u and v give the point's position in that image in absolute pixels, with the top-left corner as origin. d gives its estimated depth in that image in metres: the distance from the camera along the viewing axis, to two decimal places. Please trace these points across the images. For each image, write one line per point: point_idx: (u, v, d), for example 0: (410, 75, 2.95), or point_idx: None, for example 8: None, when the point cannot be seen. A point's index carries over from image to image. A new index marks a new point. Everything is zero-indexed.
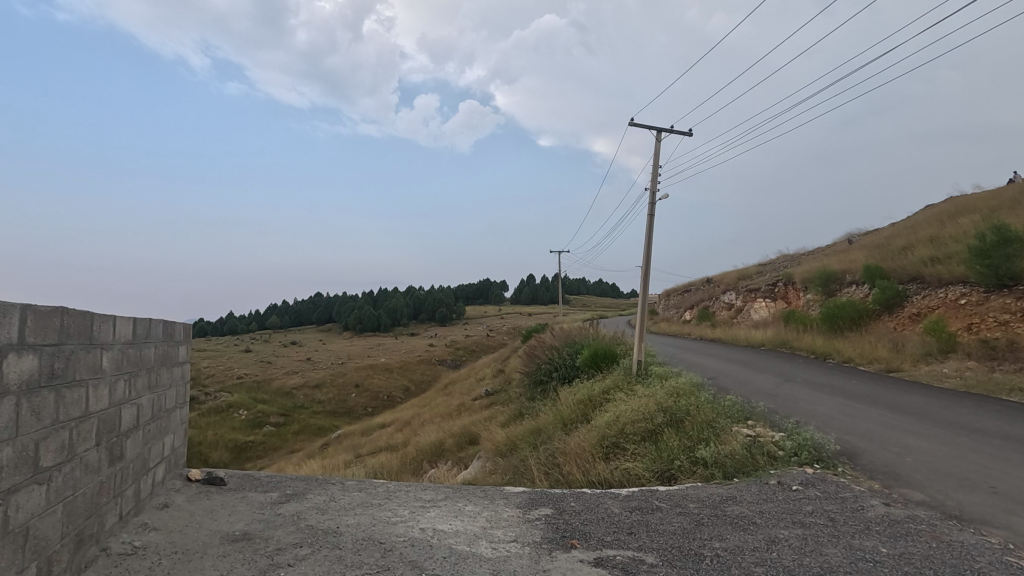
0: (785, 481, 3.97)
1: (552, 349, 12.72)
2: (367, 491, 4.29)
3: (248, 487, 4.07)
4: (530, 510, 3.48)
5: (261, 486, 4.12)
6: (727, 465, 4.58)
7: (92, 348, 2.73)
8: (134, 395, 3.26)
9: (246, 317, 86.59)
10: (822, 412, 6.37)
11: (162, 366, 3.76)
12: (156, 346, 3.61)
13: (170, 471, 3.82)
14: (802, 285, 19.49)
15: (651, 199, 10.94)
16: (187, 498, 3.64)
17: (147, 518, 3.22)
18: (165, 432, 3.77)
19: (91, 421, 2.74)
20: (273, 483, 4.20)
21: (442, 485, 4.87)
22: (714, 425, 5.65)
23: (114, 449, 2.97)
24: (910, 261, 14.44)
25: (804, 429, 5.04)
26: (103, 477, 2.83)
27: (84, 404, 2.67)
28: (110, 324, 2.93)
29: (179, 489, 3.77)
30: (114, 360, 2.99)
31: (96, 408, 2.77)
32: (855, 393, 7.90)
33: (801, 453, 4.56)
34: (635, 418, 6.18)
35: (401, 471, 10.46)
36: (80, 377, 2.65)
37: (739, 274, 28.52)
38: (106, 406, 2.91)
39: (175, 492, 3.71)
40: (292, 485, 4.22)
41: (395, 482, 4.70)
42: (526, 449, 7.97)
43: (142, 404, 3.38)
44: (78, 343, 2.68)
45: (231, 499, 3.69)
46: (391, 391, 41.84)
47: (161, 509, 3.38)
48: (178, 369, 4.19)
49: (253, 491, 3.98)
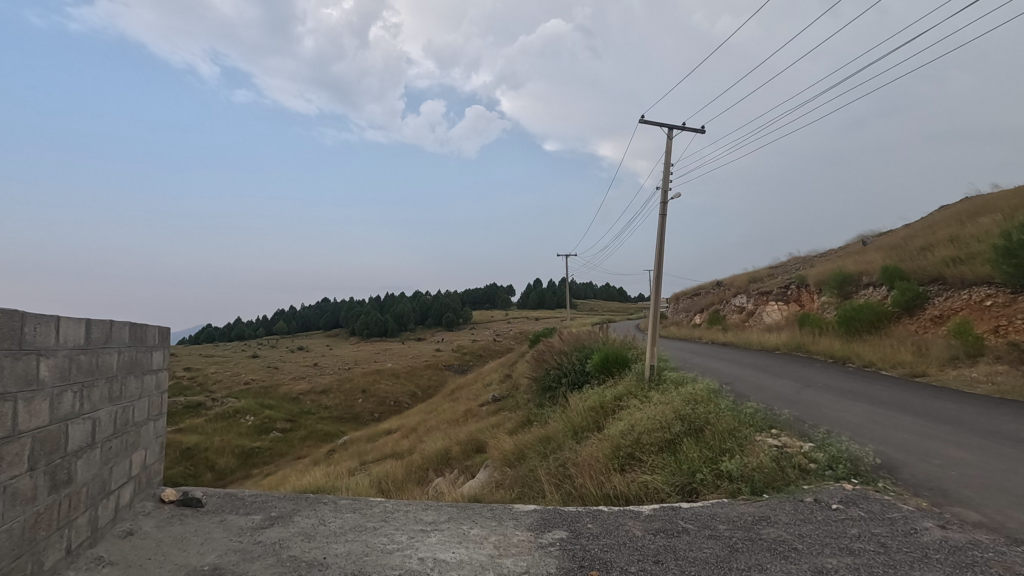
0: (822, 499, 3.60)
1: (562, 355, 12.38)
2: (363, 511, 3.95)
3: (228, 509, 3.78)
4: (542, 533, 3.14)
5: (244, 507, 3.82)
6: (755, 479, 4.21)
7: (20, 356, 2.44)
8: (89, 409, 3.02)
9: (253, 323, 86.86)
10: (850, 420, 5.99)
11: (130, 374, 3.51)
12: (121, 353, 3.37)
13: (138, 493, 3.58)
14: (816, 287, 19.01)
15: (663, 199, 10.62)
16: (157, 524, 3.38)
17: (103, 551, 2.97)
18: (133, 448, 3.53)
19: (23, 442, 2.47)
20: (259, 504, 3.91)
21: (446, 503, 4.55)
22: (738, 435, 5.29)
23: (57, 474, 2.71)
24: (931, 261, 13.98)
25: (836, 440, 4.67)
26: (40, 507, 2.57)
27: (11, 423, 2.39)
28: (49, 328, 2.65)
29: (149, 514, 3.52)
30: (56, 370, 2.73)
31: (28, 428, 2.49)
32: (880, 398, 7.51)
33: (836, 466, 4.19)
34: (651, 426, 5.82)
35: (405, 480, 10.11)
36: (6, 391, 2.38)
37: (750, 276, 28.04)
38: (46, 423, 2.64)
39: (143, 516, 3.46)
40: (279, 505, 3.92)
41: (394, 501, 4.37)
42: (535, 459, 7.61)
43: (100, 419, 3.14)
44: (5, 351, 2.40)
45: (207, 525, 3.40)
46: (398, 397, 41.58)
47: (123, 539, 3.13)
48: (153, 378, 3.98)
49: (233, 513, 3.69)
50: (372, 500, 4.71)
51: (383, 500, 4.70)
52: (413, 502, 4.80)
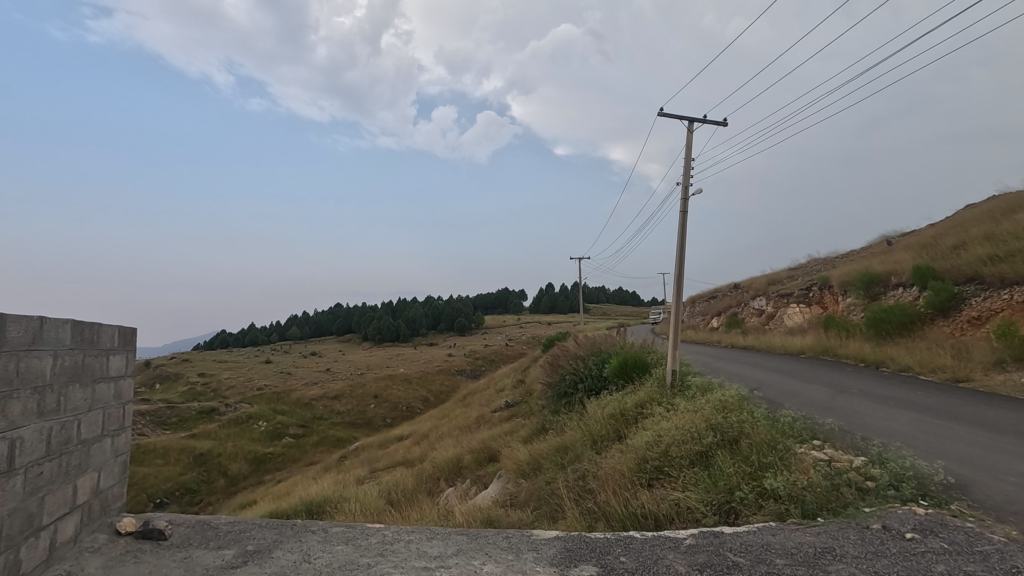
0: (891, 526, 3.09)
1: (577, 359, 11.89)
2: (358, 543, 3.54)
3: (194, 543, 3.53)
4: (568, 571, 2.67)
5: (214, 542, 3.54)
6: (807, 500, 3.69)
7: None
8: (8, 426, 2.74)
9: (268, 328, 87.51)
10: (899, 429, 5.44)
11: (70, 383, 3.26)
12: (56, 358, 3.10)
13: (86, 525, 3.36)
14: (840, 289, 18.30)
15: (683, 195, 10.14)
16: (105, 563, 3.15)
17: None
18: (76, 472, 3.29)
19: None
20: (234, 536, 3.64)
21: (453, 530, 4.11)
22: (778, 447, 4.78)
23: None
24: (966, 260, 13.29)
25: (895, 455, 4.14)
26: None
27: None
28: None
29: (98, 550, 3.29)
30: None
31: None
32: (927, 406, 6.93)
33: (901, 485, 3.67)
34: (680, 437, 5.32)
35: (415, 491, 9.71)
36: None
37: (769, 278, 27.28)
38: None
39: (90, 554, 3.23)
40: (256, 539, 3.58)
41: (398, 531, 3.94)
42: (552, 471, 7.14)
43: (25, 436, 2.87)
44: None
45: (168, 565, 3.09)
46: (410, 402, 41.27)
47: None
48: (108, 388, 3.75)
49: (200, 548, 3.41)
50: (371, 528, 4.29)
51: (383, 528, 4.29)
52: (418, 527, 4.39)
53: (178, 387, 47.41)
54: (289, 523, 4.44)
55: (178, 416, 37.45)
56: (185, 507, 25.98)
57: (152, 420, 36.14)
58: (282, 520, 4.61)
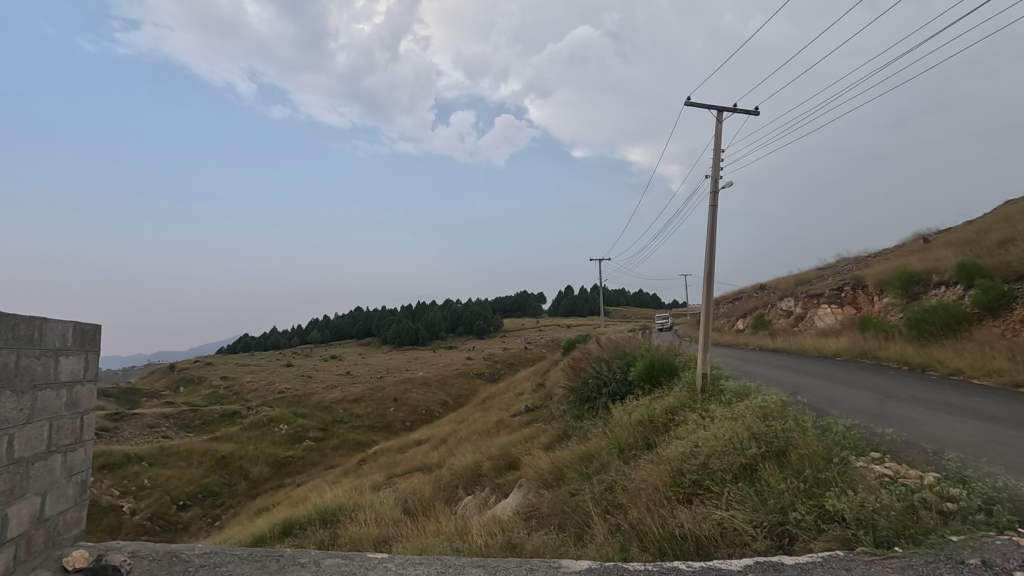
0: (994, 563, 2.58)
1: (600, 362, 11.39)
2: None
3: None
4: None
5: None
6: (879, 526, 3.18)
7: None
8: None
9: (289, 333, 88.47)
10: (968, 439, 4.88)
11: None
12: None
13: (22, 561, 3.18)
14: (875, 288, 17.45)
15: (713, 187, 9.63)
16: None
17: None
18: (7, 496, 3.09)
19: None
20: None
21: (464, 564, 3.70)
22: (834, 461, 4.27)
23: None
24: (1016, 256, 12.47)
25: (977, 473, 3.61)
26: None
27: None
28: None
29: None
30: None
31: None
32: (987, 413, 6.31)
33: (994, 510, 3.15)
34: (720, 448, 4.81)
35: (432, 499, 9.33)
36: None
37: (797, 278, 26.36)
38: None
39: None
40: None
41: (402, 566, 3.55)
42: (576, 482, 6.67)
43: None
44: None
45: None
46: (429, 406, 41.06)
47: None
48: (58, 397, 3.59)
49: None
50: (373, 558, 3.90)
51: (385, 560, 3.89)
52: (427, 557, 4.01)
53: (201, 390, 47.96)
54: (275, 553, 4.07)
55: (201, 419, 37.80)
56: (207, 509, 26.06)
57: (175, 423, 36.54)
58: (270, 548, 4.27)
